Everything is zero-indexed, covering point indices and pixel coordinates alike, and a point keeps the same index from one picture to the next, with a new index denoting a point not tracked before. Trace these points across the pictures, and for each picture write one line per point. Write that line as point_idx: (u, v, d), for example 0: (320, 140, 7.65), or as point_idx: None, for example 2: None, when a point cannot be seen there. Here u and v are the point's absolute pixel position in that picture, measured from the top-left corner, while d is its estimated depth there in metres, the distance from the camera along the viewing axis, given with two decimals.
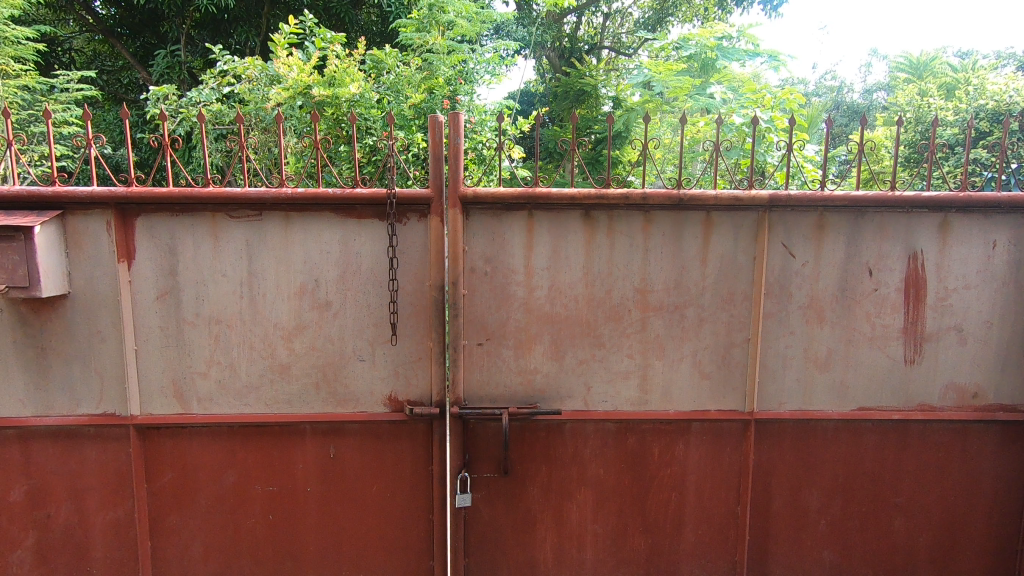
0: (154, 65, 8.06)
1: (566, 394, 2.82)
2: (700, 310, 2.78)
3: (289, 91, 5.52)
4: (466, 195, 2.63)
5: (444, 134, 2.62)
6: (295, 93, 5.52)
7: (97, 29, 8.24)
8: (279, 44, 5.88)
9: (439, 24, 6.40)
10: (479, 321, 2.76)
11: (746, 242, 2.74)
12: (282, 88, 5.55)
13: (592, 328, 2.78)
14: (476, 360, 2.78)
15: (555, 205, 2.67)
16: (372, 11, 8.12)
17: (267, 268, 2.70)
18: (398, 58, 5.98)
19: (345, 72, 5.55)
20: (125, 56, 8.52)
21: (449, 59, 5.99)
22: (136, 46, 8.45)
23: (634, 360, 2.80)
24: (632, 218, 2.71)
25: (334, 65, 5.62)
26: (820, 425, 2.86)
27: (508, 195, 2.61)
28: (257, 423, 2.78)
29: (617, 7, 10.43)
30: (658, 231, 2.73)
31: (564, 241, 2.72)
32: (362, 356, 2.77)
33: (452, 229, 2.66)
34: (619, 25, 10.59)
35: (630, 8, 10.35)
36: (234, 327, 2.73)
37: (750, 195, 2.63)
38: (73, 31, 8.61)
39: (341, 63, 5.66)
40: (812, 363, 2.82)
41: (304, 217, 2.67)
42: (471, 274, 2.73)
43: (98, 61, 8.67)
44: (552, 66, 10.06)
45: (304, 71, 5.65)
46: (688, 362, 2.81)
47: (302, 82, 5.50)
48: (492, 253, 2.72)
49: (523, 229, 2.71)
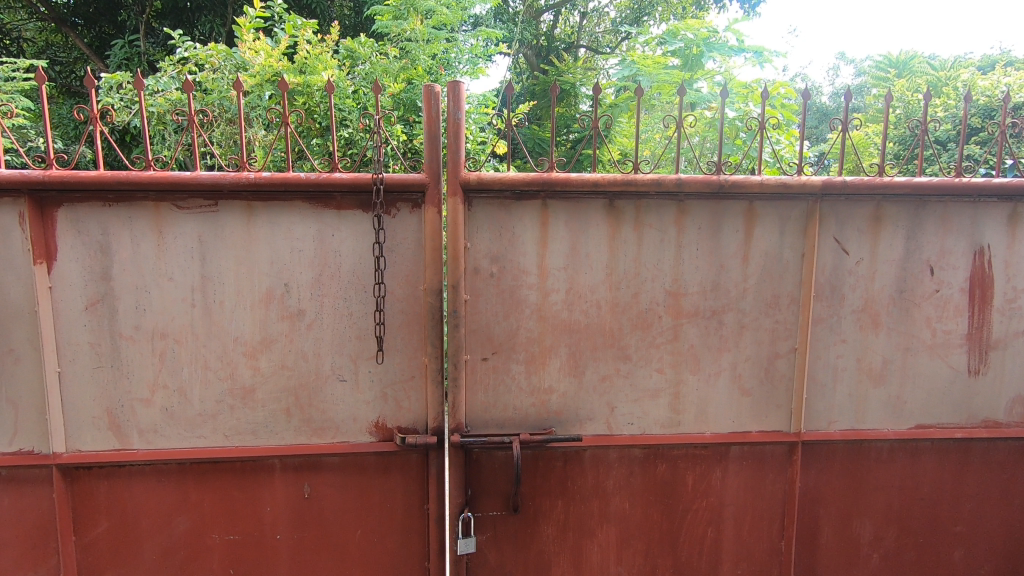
0: (111, 57, 7.35)
1: (586, 416, 2.39)
2: (740, 316, 2.39)
3: (256, 78, 5.01)
4: (468, 180, 2.20)
5: (442, 108, 2.20)
6: (262, 80, 5.00)
7: (49, 19, 7.44)
8: (247, 28, 5.36)
9: (419, 10, 5.83)
10: (484, 332, 2.32)
11: (793, 237, 2.36)
12: (248, 75, 5.02)
13: (617, 339, 2.36)
14: (480, 379, 2.34)
15: (573, 192, 2.25)
16: (346, 4, 7.56)
17: (225, 270, 2.22)
18: (375, 47, 5.50)
19: (318, 59, 5.05)
20: (79, 48, 7.73)
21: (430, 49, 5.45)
22: (92, 37, 7.76)
23: (664, 375, 2.40)
24: (663, 209, 2.31)
25: (305, 50, 5.11)
26: (874, 445, 2.49)
27: (520, 179, 2.19)
28: (214, 459, 2.28)
29: (594, 6, 9.93)
30: (693, 224, 2.33)
31: (584, 235, 2.30)
32: (342, 376, 2.30)
33: (451, 221, 2.22)
34: (596, 24, 10.04)
35: (607, 6, 9.81)
36: (184, 342, 2.23)
37: (799, 181, 2.26)
38: (24, 20, 7.75)
39: (314, 49, 5.14)
40: (866, 375, 2.46)
41: (271, 208, 2.21)
42: (474, 277, 2.29)
43: (51, 51, 7.81)
44: (530, 65, 9.46)
45: (273, 56, 5.17)
46: (726, 376, 2.42)
47: (270, 69, 5.02)
48: (499, 250, 2.29)
49: (535, 221, 2.28)
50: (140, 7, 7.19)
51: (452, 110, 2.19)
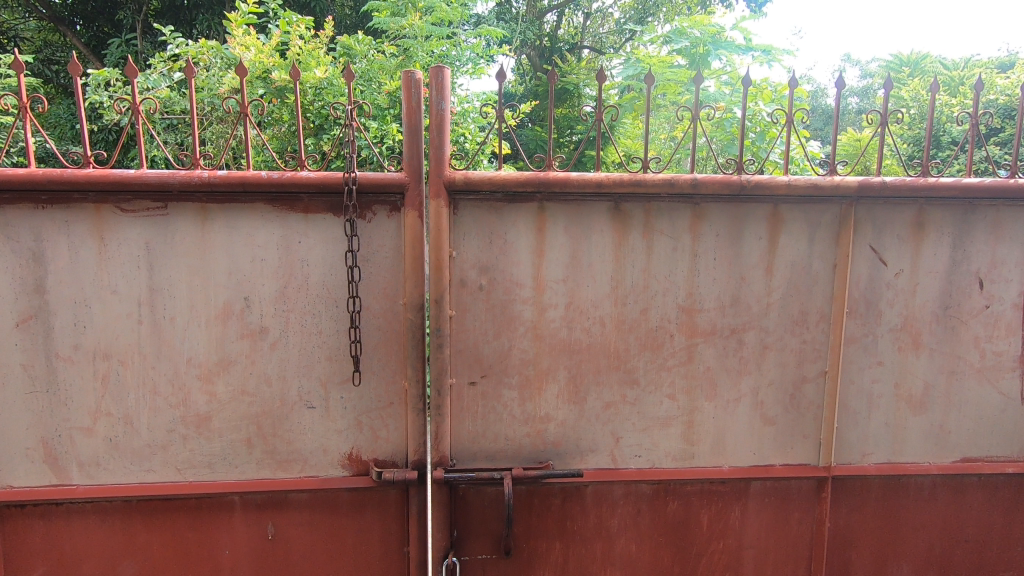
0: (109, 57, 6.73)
1: (588, 448, 2.12)
2: (763, 335, 2.11)
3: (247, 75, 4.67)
4: (453, 180, 1.92)
5: (423, 97, 1.93)
6: (253, 77, 4.68)
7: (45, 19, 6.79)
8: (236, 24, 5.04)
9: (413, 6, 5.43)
10: (472, 352, 2.04)
11: (824, 245, 2.07)
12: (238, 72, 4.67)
13: (623, 360, 2.08)
14: (467, 406, 2.06)
15: (573, 194, 1.98)
16: (345, 3, 7.20)
17: (176, 282, 1.94)
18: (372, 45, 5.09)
19: (310, 55, 4.71)
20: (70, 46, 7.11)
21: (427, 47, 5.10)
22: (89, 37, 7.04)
23: (676, 402, 2.12)
24: (676, 213, 2.03)
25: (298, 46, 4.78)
26: (913, 481, 2.20)
27: (512, 179, 1.93)
28: (164, 496, 2.01)
29: (598, 7, 9.06)
30: (711, 231, 2.04)
31: (586, 243, 2.02)
32: (311, 402, 2.03)
33: (434, 227, 1.95)
34: (600, 25, 9.22)
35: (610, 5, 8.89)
36: (130, 363, 1.96)
37: (832, 181, 1.98)
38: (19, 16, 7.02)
39: (306, 46, 4.82)
40: (905, 403, 2.17)
41: (228, 211, 1.94)
42: (461, 290, 2.02)
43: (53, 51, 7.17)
44: (532, 65, 8.81)
45: (264, 52, 4.78)
46: (747, 402, 2.14)
47: (260, 65, 4.65)
48: (489, 260, 2.01)
49: (531, 227, 2.01)
50: (136, 4, 6.63)
51: (435, 100, 1.92)
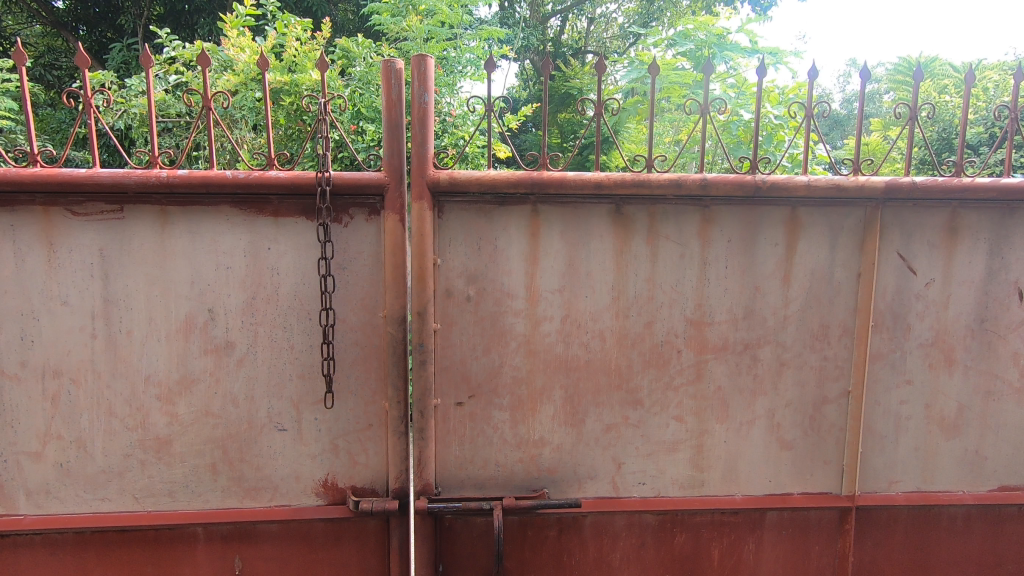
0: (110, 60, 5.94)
1: (586, 474, 1.93)
2: (780, 351, 1.92)
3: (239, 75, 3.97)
4: (437, 181, 1.75)
5: (404, 89, 1.76)
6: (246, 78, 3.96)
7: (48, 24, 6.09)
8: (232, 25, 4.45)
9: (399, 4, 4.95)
10: (458, 370, 1.86)
11: (847, 251, 1.88)
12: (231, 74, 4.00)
13: (625, 379, 1.89)
14: (453, 428, 1.87)
15: (570, 196, 1.80)
16: (349, 7, 6.47)
17: (133, 292, 1.77)
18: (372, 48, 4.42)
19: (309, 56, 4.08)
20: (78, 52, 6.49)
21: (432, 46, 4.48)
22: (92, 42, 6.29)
23: (684, 425, 1.93)
24: (683, 216, 1.84)
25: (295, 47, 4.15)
26: (945, 511, 2.00)
27: (503, 179, 1.75)
28: (121, 528, 1.83)
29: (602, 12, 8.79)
30: (722, 237, 1.86)
31: (584, 250, 1.84)
32: (281, 424, 1.85)
33: (416, 232, 1.77)
34: (604, 30, 8.83)
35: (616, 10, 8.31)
36: (83, 382, 1.79)
37: (856, 182, 1.79)
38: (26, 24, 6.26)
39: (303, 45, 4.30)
40: (937, 425, 1.97)
41: (191, 215, 1.76)
42: (447, 301, 1.84)
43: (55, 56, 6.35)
44: (538, 71, 8.32)
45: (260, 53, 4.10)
46: (761, 424, 1.95)
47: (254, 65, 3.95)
48: (477, 268, 1.83)
49: (523, 232, 1.82)
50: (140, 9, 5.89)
51: (417, 93, 1.74)
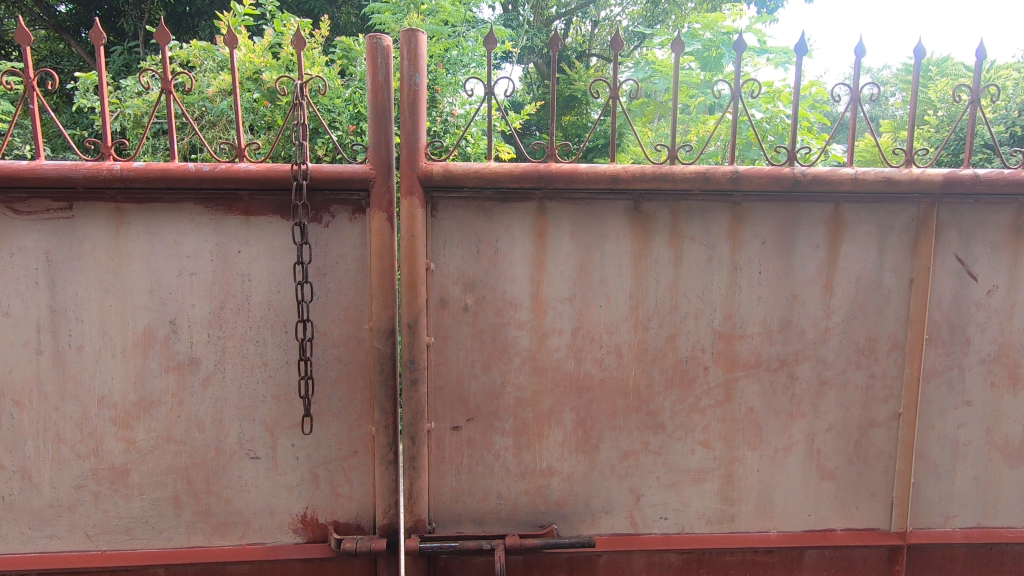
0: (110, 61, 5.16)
1: (601, 508, 1.70)
2: (821, 368, 1.69)
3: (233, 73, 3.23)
4: (430, 174, 1.53)
5: (392, 69, 1.54)
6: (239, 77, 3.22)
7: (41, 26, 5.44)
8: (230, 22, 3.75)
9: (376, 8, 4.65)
10: (455, 390, 1.63)
11: (898, 254, 1.65)
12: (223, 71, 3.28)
13: (645, 400, 1.66)
14: (449, 456, 1.65)
15: (581, 191, 1.58)
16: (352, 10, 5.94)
17: (84, 301, 1.55)
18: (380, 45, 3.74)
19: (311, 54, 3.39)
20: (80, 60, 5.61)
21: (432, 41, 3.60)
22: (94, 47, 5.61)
23: (712, 451, 1.70)
24: (710, 214, 1.62)
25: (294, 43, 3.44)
26: (1009, 550, 1.76)
27: (504, 172, 1.53)
28: (72, 570, 1.61)
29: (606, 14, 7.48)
30: (756, 238, 1.63)
31: (598, 253, 1.61)
32: (254, 451, 1.63)
33: (406, 233, 1.55)
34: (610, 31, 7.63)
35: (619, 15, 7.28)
36: (27, 404, 1.57)
37: (910, 175, 1.56)
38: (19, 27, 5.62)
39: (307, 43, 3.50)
40: (999, 453, 1.73)
41: (150, 214, 1.55)
42: (441, 312, 1.61)
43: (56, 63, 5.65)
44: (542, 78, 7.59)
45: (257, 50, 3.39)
46: (800, 451, 1.71)
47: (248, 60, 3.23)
48: (476, 274, 1.61)
49: (528, 233, 1.60)
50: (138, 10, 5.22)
51: (406, 74, 1.53)
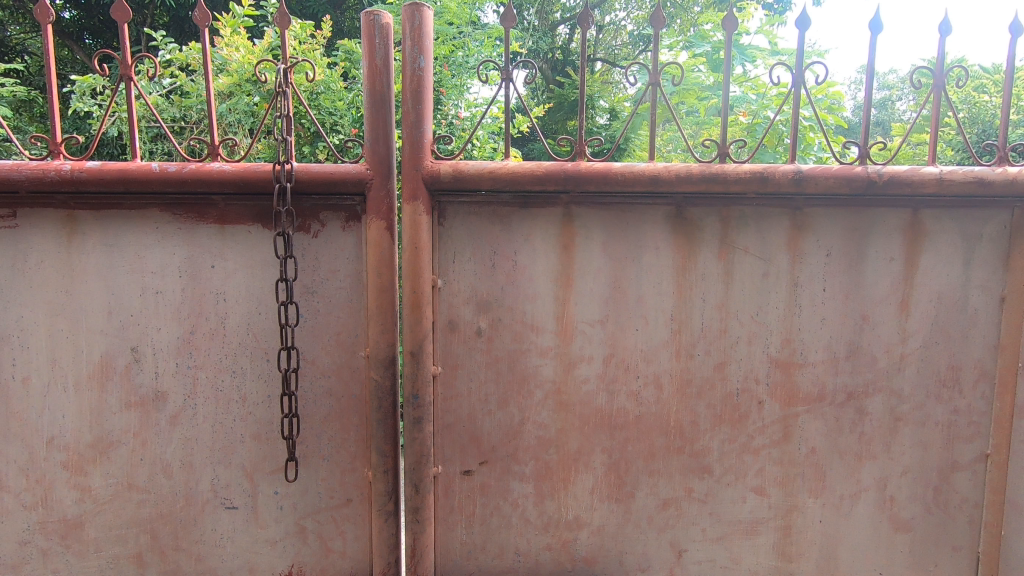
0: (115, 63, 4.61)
1: (636, 566, 1.45)
2: (895, 401, 1.44)
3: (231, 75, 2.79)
4: (437, 175, 1.29)
5: (393, 52, 1.31)
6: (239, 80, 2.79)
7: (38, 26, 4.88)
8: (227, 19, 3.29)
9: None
10: (465, 428, 1.39)
11: (987, 268, 1.40)
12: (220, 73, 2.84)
13: (688, 439, 1.42)
14: (460, 505, 1.41)
15: (614, 195, 1.34)
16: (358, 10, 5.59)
17: (29, 325, 1.32)
18: None
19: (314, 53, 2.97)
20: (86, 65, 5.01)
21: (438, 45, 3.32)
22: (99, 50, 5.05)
23: (766, 499, 1.45)
24: (766, 222, 1.37)
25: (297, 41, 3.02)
26: None
27: (524, 172, 1.29)
28: None
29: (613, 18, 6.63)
30: (820, 250, 1.39)
31: (634, 267, 1.37)
32: (230, 500, 1.39)
33: (409, 244, 1.31)
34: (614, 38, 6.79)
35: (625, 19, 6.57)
36: None
37: (1008, 174, 1.31)
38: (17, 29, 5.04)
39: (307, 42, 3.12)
40: None
41: (108, 223, 1.32)
42: (450, 337, 1.38)
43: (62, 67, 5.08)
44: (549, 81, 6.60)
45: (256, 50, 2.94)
46: (869, 498, 1.46)
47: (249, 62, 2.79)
48: (491, 292, 1.37)
49: (552, 244, 1.37)
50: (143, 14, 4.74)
51: (409, 57, 1.29)
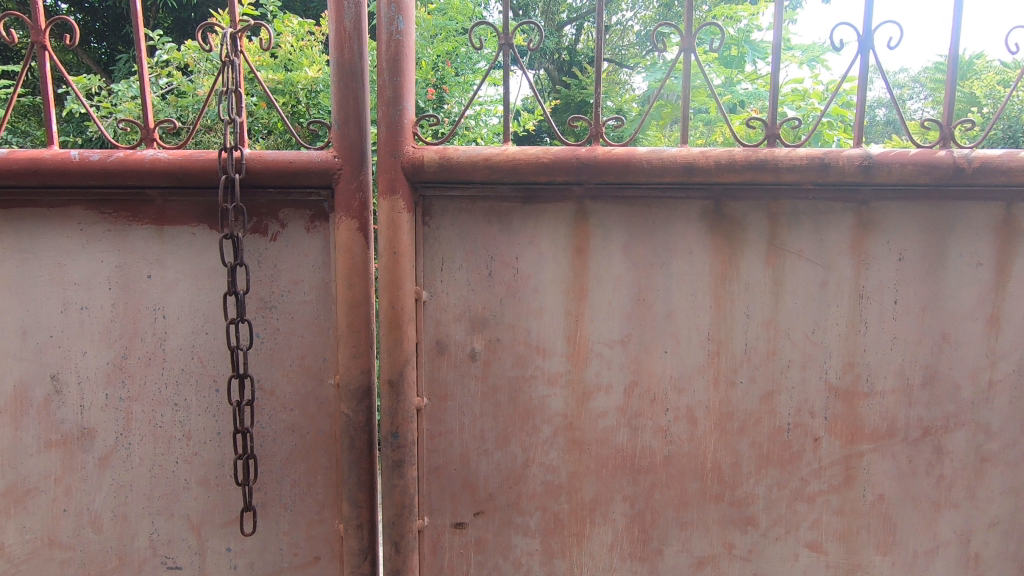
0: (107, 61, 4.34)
1: None
2: (981, 438, 1.18)
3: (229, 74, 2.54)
4: (421, 163, 1.05)
5: (365, 13, 1.06)
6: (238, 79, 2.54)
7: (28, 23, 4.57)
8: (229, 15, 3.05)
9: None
10: (457, 471, 1.15)
11: None
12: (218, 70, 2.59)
13: (728, 485, 1.16)
14: (451, 564, 1.16)
15: (637, 188, 1.10)
16: None
17: None
18: None
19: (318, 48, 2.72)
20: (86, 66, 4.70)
21: (440, 41, 2.81)
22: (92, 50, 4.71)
23: (822, 557, 1.19)
24: (823, 220, 1.12)
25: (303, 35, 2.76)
26: None
27: (527, 159, 1.05)
28: None
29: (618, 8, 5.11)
30: (890, 255, 1.13)
31: (661, 276, 1.13)
32: (173, 559, 1.15)
33: (386, 248, 1.07)
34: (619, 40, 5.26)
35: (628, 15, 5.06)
36: None
37: None
38: None
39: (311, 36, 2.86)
40: None
41: (21, 224, 1.08)
42: (438, 361, 1.13)
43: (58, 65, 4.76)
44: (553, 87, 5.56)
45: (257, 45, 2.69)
46: (948, 557, 1.20)
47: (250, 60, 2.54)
48: (487, 307, 1.13)
49: (561, 248, 1.12)
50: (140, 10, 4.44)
51: (385, 18, 1.05)
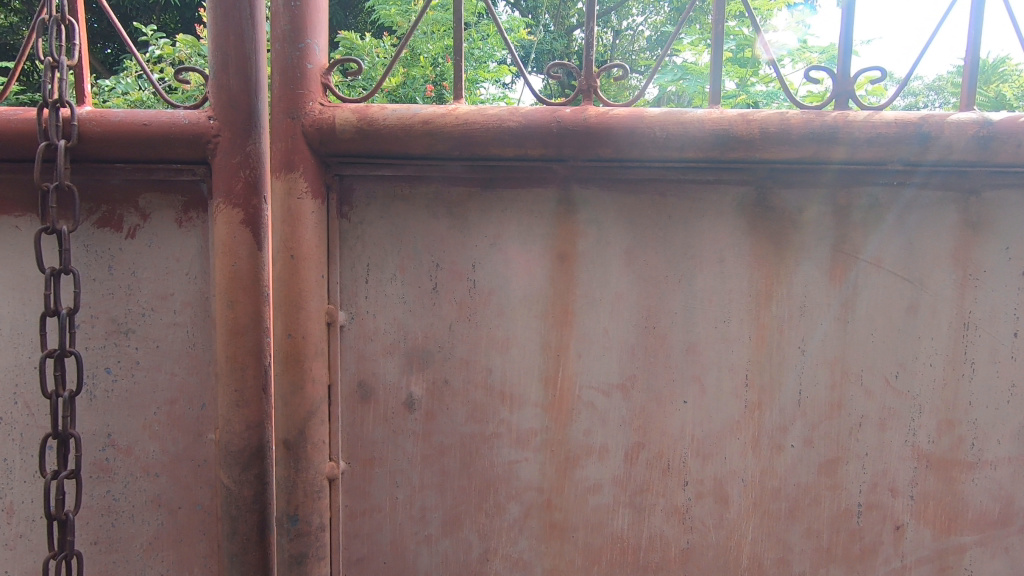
0: None
1: None
2: None
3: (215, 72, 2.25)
4: (330, 127, 0.72)
5: None
6: None
7: None
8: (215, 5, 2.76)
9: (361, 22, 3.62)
10: (388, 565, 0.82)
11: None
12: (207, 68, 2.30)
13: None
14: None
15: (644, 168, 0.77)
16: None
17: None
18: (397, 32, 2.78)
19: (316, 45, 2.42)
20: None
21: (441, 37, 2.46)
22: None
23: None
24: (913, 218, 0.78)
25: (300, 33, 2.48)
26: None
27: (485, 123, 0.72)
28: None
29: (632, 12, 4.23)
30: (1009, 269, 0.78)
31: (679, 295, 0.79)
32: None
33: (282, 251, 0.74)
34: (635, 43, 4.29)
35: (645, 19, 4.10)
36: None
37: None
38: None
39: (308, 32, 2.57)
40: None
41: None
42: (363, 410, 0.80)
43: None
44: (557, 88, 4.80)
45: None
46: None
47: None
48: (432, 335, 0.80)
49: (536, 253, 0.79)
50: None
51: None
